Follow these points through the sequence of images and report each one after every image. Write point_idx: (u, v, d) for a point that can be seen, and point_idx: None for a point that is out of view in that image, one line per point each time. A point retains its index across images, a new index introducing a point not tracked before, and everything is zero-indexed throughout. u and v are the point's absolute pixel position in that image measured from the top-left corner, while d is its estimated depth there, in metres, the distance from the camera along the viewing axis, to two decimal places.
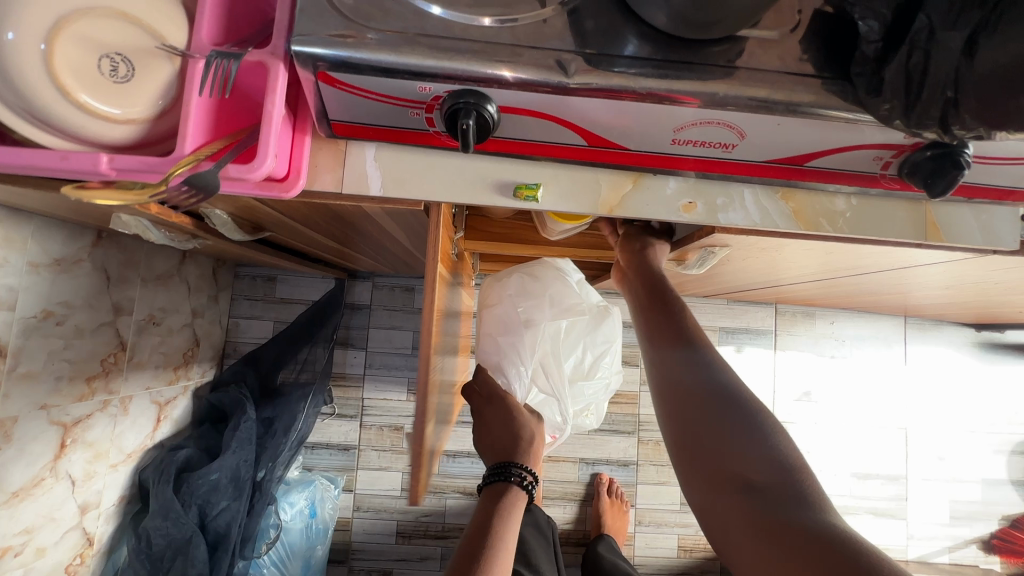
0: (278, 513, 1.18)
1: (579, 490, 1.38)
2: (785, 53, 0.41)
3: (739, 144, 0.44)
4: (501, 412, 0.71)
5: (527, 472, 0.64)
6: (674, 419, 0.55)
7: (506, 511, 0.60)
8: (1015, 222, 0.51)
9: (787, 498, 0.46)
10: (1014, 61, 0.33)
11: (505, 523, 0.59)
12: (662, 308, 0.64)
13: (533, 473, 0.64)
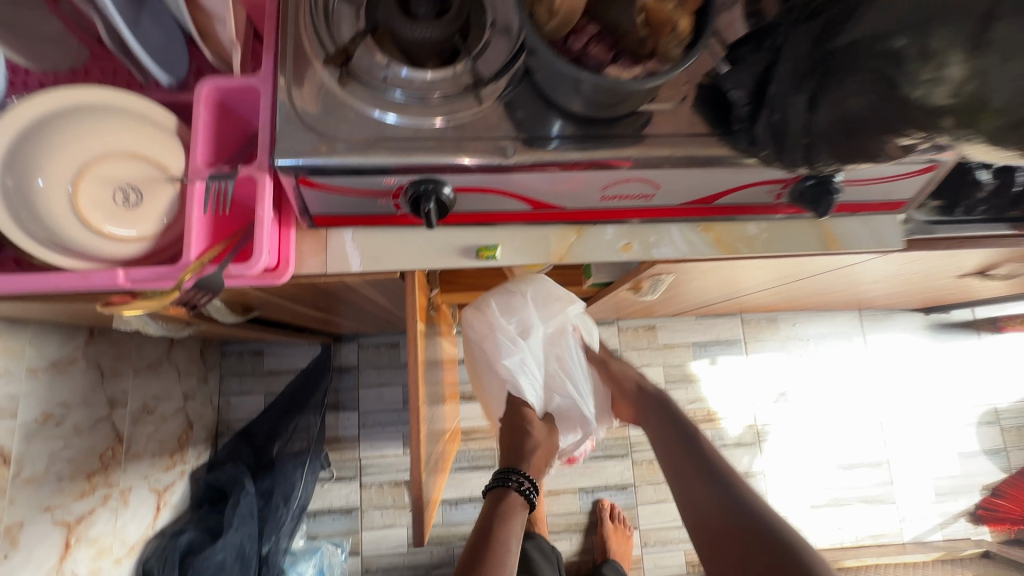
0: None
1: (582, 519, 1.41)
2: (680, 119, 0.51)
3: (657, 193, 0.53)
4: (513, 422, 0.78)
5: (525, 478, 0.70)
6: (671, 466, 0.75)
7: (506, 516, 0.65)
8: (897, 226, 0.60)
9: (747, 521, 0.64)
10: (843, 113, 0.43)
11: (502, 530, 0.63)
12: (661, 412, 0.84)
13: (531, 480, 0.70)
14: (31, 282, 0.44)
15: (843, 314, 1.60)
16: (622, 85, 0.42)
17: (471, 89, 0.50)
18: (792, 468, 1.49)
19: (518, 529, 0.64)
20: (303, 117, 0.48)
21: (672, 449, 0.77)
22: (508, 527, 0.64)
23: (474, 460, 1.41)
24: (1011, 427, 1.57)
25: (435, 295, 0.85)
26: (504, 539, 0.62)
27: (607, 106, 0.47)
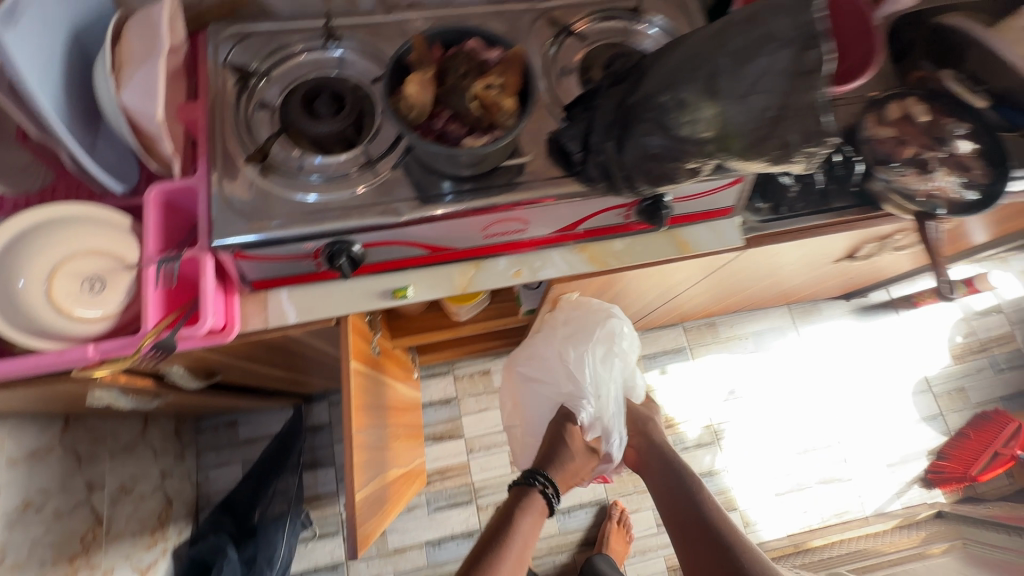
0: None
1: (562, 540, 1.46)
2: (535, 167, 0.64)
3: (529, 226, 0.66)
4: (558, 432, 0.94)
5: (549, 484, 0.87)
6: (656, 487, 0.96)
7: (523, 511, 0.84)
8: (734, 227, 0.74)
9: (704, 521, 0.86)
10: (641, 151, 0.57)
11: (515, 524, 0.82)
12: (661, 463, 0.99)
13: (553, 485, 0.87)
14: (15, 363, 0.54)
15: (774, 310, 1.75)
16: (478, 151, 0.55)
17: (368, 165, 0.63)
18: (752, 461, 1.58)
19: (530, 525, 0.83)
20: (234, 204, 0.60)
21: (672, 497, 0.92)
22: (523, 520, 0.83)
23: (452, 498, 1.48)
24: (943, 392, 1.70)
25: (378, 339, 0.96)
26: (513, 531, 0.81)
27: (476, 166, 0.60)
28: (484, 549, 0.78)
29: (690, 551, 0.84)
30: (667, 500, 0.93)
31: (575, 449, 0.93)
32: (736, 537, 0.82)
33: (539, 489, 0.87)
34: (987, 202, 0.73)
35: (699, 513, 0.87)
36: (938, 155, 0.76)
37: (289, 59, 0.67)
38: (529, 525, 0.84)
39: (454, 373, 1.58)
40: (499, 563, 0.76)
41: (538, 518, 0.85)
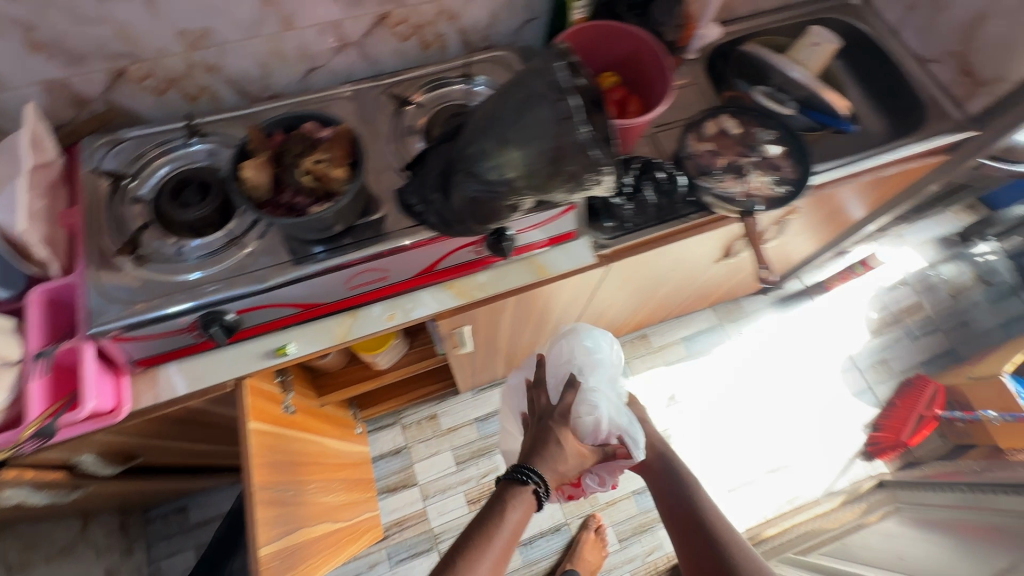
0: None
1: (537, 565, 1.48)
2: (386, 222, 0.72)
3: (389, 273, 0.74)
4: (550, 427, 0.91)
5: (541, 481, 0.84)
6: (658, 489, 1.03)
7: (512, 506, 0.82)
8: (586, 246, 0.84)
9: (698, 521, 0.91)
10: (464, 197, 0.65)
11: (502, 519, 0.81)
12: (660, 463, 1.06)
13: (544, 482, 0.84)
14: None
15: (700, 314, 1.85)
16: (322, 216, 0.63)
17: (234, 241, 0.70)
18: (702, 462, 1.63)
19: (517, 518, 0.82)
20: (110, 295, 0.66)
21: (669, 494, 0.99)
22: (512, 514, 0.82)
23: (413, 548, 1.48)
24: (870, 366, 1.79)
25: (294, 399, 1.00)
26: (500, 524, 0.80)
27: (332, 227, 0.67)
28: (467, 544, 0.78)
29: (685, 547, 0.91)
30: (665, 496, 1.00)
31: (569, 449, 0.89)
32: (728, 532, 0.88)
33: (533, 488, 0.83)
34: (795, 194, 0.85)
35: (695, 509, 0.94)
36: (751, 160, 0.88)
37: (159, 158, 0.75)
38: (517, 520, 0.82)
39: (401, 423, 1.61)
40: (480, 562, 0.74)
41: (527, 512, 0.84)
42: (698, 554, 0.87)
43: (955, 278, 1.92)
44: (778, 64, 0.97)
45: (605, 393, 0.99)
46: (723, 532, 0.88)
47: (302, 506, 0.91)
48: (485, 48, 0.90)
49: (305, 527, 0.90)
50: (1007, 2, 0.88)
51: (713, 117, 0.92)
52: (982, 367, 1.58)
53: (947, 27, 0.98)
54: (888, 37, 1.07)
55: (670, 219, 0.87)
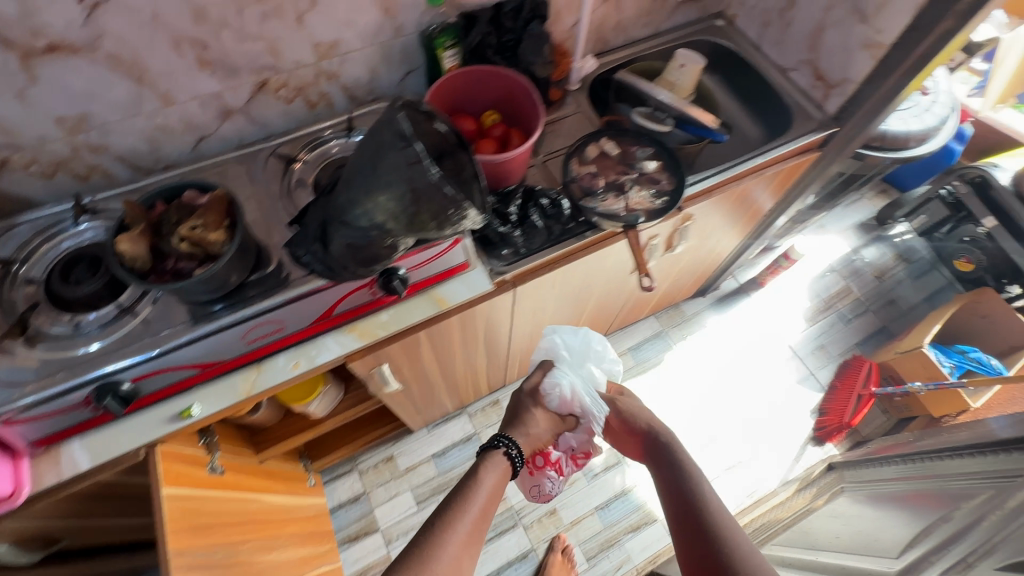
0: None
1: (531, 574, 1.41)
2: (278, 276, 0.77)
3: (285, 323, 0.77)
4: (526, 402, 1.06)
5: (512, 446, 0.96)
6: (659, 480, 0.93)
7: (486, 470, 0.92)
8: (483, 274, 0.87)
9: (695, 514, 0.83)
10: (343, 245, 0.69)
11: (478, 482, 0.89)
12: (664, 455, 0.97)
13: (516, 448, 0.96)
14: None
15: (643, 322, 1.91)
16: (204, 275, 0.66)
17: (126, 311, 0.73)
18: None
19: (494, 481, 0.91)
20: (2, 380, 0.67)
21: (670, 484, 0.91)
22: (485, 477, 0.90)
23: None
24: (810, 353, 1.86)
25: (223, 459, 0.99)
26: (476, 485, 0.88)
27: (228, 281, 0.72)
28: (447, 507, 0.84)
29: (683, 541, 0.82)
30: (667, 486, 0.91)
31: (540, 419, 1.04)
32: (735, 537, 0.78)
33: (505, 452, 0.95)
34: (671, 205, 0.91)
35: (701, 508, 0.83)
36: (631, 177, 0.95)
37: (51, 240, 0.77)
38: (492, 482, 0.91)
39: (359, 468, 1.60)
40: (461, 516, 0.82)
41: (500, 478, 0.92)
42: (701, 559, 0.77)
43: (878, 260, 2.02)
44: (645, 89, 1.06)
45: (574, 375, 1.07)
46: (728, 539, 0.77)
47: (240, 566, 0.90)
48: (373, 101, 0.96)
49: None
50: (837, 13, 0.98)
51: (594, 142, 0.98)
52: (907, 341, 1.65)
53: (796, 38, 1.08)
54: (752, 52, 1.17)
55: (563, 240, 0.92)
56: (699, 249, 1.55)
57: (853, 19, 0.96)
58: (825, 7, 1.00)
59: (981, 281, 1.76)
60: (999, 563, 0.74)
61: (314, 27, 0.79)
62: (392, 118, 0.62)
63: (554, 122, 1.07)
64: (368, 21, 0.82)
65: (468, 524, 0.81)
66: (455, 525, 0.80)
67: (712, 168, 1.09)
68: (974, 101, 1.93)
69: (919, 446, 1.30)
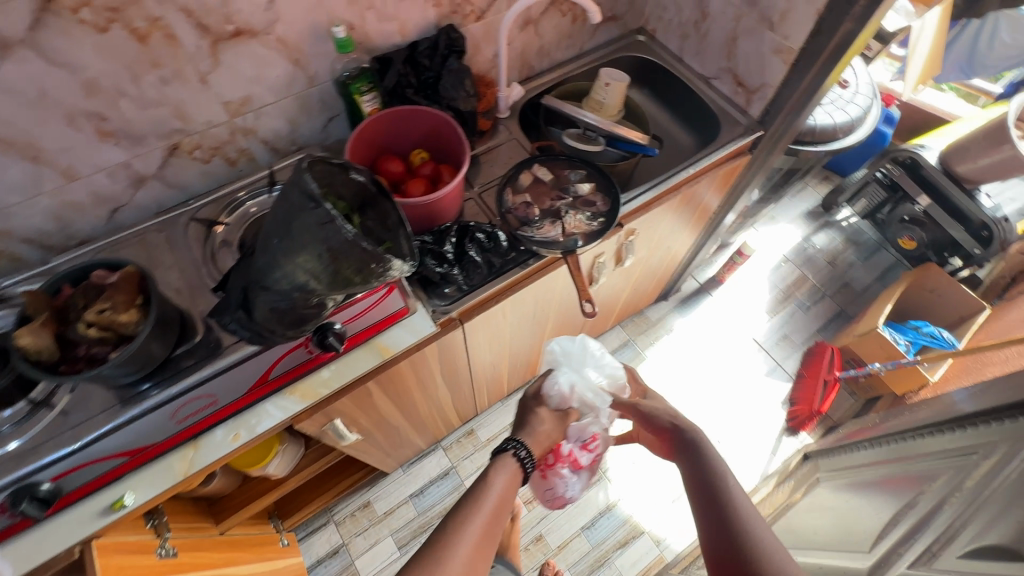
0: None
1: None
2: (206, 346, 0.74)
3: (217, 397, 0.73)
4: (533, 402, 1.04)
5: (519, 447, 0.90)
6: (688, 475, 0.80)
7: (495, 471, 0.85)
8: (425, 316, 0.86)
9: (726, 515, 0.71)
10: (266, 309, 0.66)
11: (488, 484, 0.82)
12: (692, 458, 0.83)
13: (525, 451, 0.90)
14: None
15: (610, 333, 1.91)
16: (120, 360, 0.63)
17: (42, 404, 0.70)
18: (641, 479, 1.64)
19: (505, 482, 0.83)
20: None
21: (698, 479, 0.78)
22: (495, 479, 0.83)
23: None
24: (775, 344, 1.88)
25: (175, 539, 0.92)
26: (485, 487, 0.81)
27: (157, 352, 0.68)
28: (456, 510, 0.77)
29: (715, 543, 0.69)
30: (696, 482, 0.78)
31: (542, 419, 1.00)
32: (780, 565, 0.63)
33: (514, 454, 0.89)
34: (608, 225, 0.91)
35: (737, 525, 0.69)
36: (566, 202, 0.95)
37: None
38: (502, 484, 0.83)
39: (335, 519, 1.54)
40: (472, 514, 0.75)
41: (511, 480, 0.85)
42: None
43: (828, 245, 2.08)
44: (571, 112, 1.06)
45: (572, 375, 1.04)
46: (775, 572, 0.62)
47: None
48: (297, 151, 0.94)
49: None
50: (747, 23, 1.01)
51: (526, 168, 0.98)
52: (863, 324, 1.69)
53: (713, 48, 1.11)
54: (675, 63, 1.20)
55: (505, 272, 0.91)
56: (652, 257, 1.56)
57: (762, 28, 0.99)
58: (735, 17, 1.03)
59: (924, 257, 1.82)
60: (961, 550, 0.75)
61: (220, 86, 0.77)
62: (301, 179, 0.61)
63: (487, 151, 1.07)
64: (278, 74, 0.81)
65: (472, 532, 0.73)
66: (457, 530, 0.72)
67: (648, 181, 1.10)
68: (896, 85, 2.02)
69: (886, 428, 1.31)
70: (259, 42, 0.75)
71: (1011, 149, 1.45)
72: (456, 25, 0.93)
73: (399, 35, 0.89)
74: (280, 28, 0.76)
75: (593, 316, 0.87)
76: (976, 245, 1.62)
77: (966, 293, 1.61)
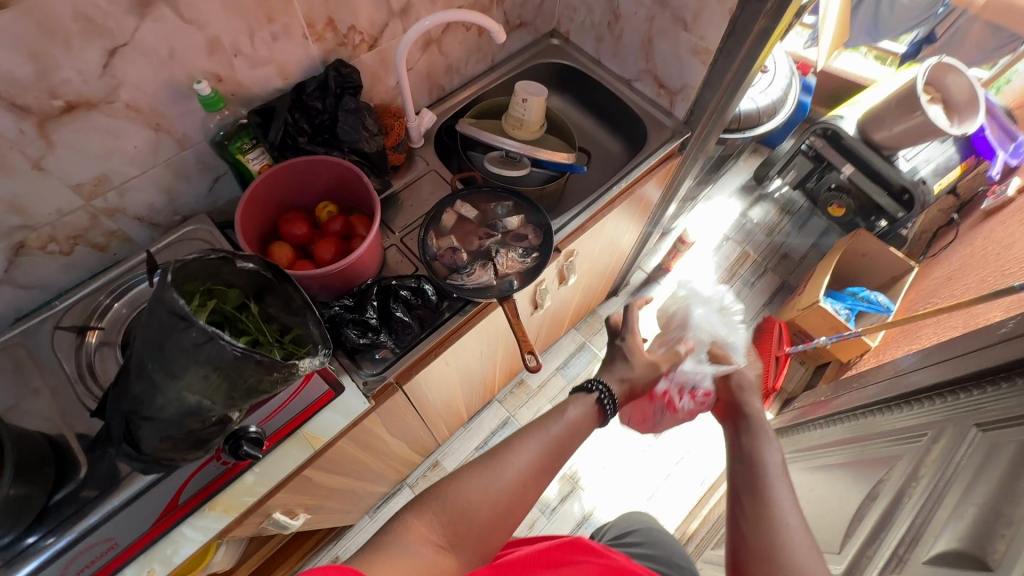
0: None
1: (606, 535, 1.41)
2: (94, 480, 0.62)
3: (118, 538, 0.62)
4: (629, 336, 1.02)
5: (606, 391, 0.92)
6: (732, 450, 0.84)
7: (572, 402, 0.90)
8: (357, 392, 0.77)
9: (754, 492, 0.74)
10: (157, 438, 0.56)
11: (560, 416, 0.88)
12: (743, 422, 0.89)
13: (612, 394, 0.92)
14: None
15: (565, 338, 1.86)
16: None
17: None
18: (613, 482, 1.63)
19: (580, 415, 0.89)
20: None
21: (738, 456, 0.81)
22: (569, 411, 0.89)
23: None
24: None
25: None
26: (556, 421, 0.87)
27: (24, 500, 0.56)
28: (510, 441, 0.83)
29: (737, 516, 0.73)
30: (737, 458, 0.81)
31: (635, 360, 0.98)
32: (786, 519, 0.69)
33: (597, 397, 0.91)
34: (543, 260, 0.86)
35: (766, 505, 0.72)
36: (496, 239, 0.88)
37: None
38: (576, 416, 0.89)
39: None
40: (535, 435, 0.84)
41: (590, 424, 0.90)
42: (745, 532, 0.70)
43: (763, 218, 2.10)
44: (489, 139, 0.95)
45: (709, 320, 1.09)
46: (783, 530, 0.68)
47: None
48: (182, 221, 0.81)
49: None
50: (660, 24, 0.96)
51: (449, 206, 0.89)
52: (805, 297, 1.72)
53: (630, 51, 1.05)
54: (593, 67, 1.13)
55: (439, 326, 0.83)
56: (596, 262, 1.51)
57: (676, 28, 0.94)
58: (648, 18, 0.97)
59: (853, 223, 1.87)
60: (927, 553, 0.75)
61: (63, 169, 0.64)
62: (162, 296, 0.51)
63: (407, 188, 0.98)
64: (136, 144, 0.68)
65: (532, 458, 0.81)
66: (512, 454, 0.79)
67: (579, 202, 1.04)
68: (810, 53, 2.04)
69: (840, 404, 1.34)
70: (103, 112, 0.63)
71: (923, 114, 1.49)
72: (346, 58, 0.82)
73: (280, 78, 0.77)
74: (127, 93, 0.63)
75: (536, 371, 0.78)
76: (900, 209, 1.66)
77: (895, 255, 1.66)
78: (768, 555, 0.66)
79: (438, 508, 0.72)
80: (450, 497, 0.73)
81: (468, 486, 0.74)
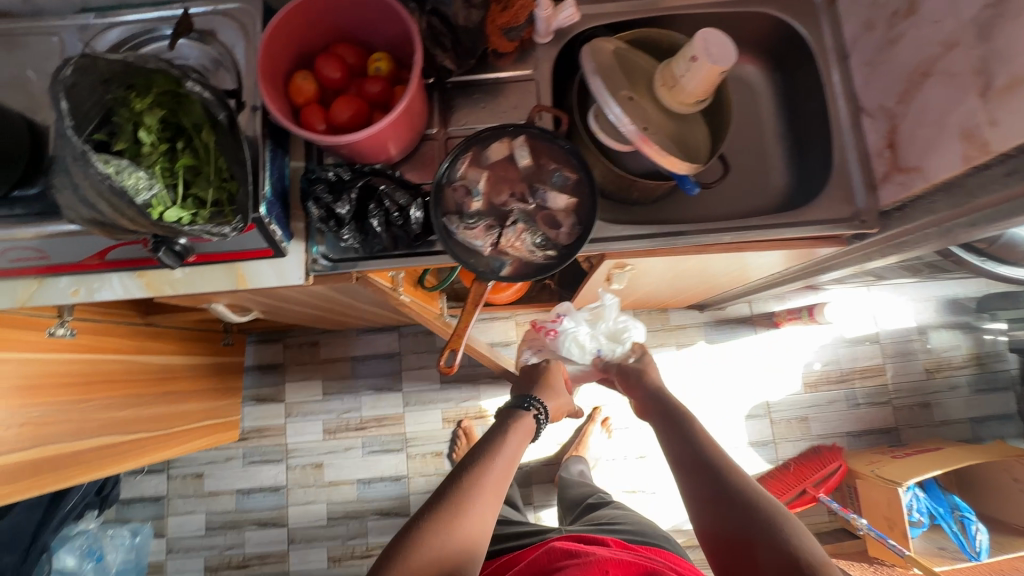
0: (56, 562, 1.37)
1: (544, 484, 1.47)
2: (41, 202, 0.64)
3: (48, 255, 0.68)
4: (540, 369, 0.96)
5: (540, 408, 0.83)
6: (671, 436, 0.83)
7: (512, 429, 0.78)
8: (300, 261, 0.73)
9: (705, 462, 0.74)
10: (69, 207, 0.55)
11: (504, 440, 0.76)
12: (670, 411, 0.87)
13: (544, 410, 0.84)
14: None
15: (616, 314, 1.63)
16: None
17: None
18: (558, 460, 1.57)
19: (517, 444, 0.77)
20: None
21: (679, 442, 0.80)
22: (512, 438, 0.77)
23: (265, 455, 1.59)
24: (781, 419, 1.56)
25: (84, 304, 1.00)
26: (502, 446, 0.75)
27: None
28: (459, 471, 0.72)
29: (700, 494, 0.72)
30: (677, 447, 0.80)
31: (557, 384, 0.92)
32: (744, 481, 0.70)
33: (532, 414, 0.82)
34: (553, 264, 0.68)
35: (720, 478, 0.71)
36: (524, 209, 0.72)
37: None
38: (514, 445, 0.77)
39: (284, 341, 1.64)
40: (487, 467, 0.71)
41: (523, 440, 0.79)
42: (717, 503, 0.69)
43: (944, 352, 1.56)
44: (596, 93, 0.67)
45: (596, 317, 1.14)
46: (744, 493, 0.69)
47: (44, 426, 0.93)
48: None
49: (44, 447, 0.93)
50: (961, 63, 0.58)
51: (505, 137, 0.70)
52: (892, 466, 1.33)
53: (892, 71, 0.68)
54: (831, 61, 0.77)
55: (413, 252, 0.73)
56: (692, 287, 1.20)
57: (972, 84, 0.57)
58: (950, 41, 0.60)
59: None
60: None
61: None
62: (51, 99, 0.49)
63: (508, 84, 0.79)
64: None
65: (486, 486, 0.70)
66: (478, 496, 0.68)
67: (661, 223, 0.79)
68: None
69: None
70: None
71: None
72: None
73: None
74: None
75: (445, 366, 0.76)
76: None
77: None
78: (743, 514, 0.66)
79: (409, 556, 0.62)
80: (428, 549, 0.62)
81: (444, 529, 0.64)
